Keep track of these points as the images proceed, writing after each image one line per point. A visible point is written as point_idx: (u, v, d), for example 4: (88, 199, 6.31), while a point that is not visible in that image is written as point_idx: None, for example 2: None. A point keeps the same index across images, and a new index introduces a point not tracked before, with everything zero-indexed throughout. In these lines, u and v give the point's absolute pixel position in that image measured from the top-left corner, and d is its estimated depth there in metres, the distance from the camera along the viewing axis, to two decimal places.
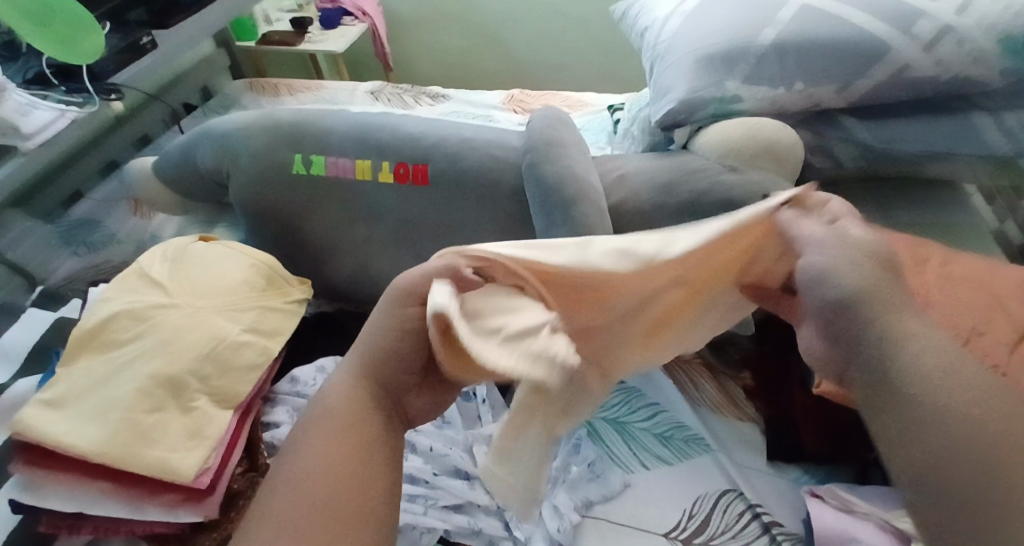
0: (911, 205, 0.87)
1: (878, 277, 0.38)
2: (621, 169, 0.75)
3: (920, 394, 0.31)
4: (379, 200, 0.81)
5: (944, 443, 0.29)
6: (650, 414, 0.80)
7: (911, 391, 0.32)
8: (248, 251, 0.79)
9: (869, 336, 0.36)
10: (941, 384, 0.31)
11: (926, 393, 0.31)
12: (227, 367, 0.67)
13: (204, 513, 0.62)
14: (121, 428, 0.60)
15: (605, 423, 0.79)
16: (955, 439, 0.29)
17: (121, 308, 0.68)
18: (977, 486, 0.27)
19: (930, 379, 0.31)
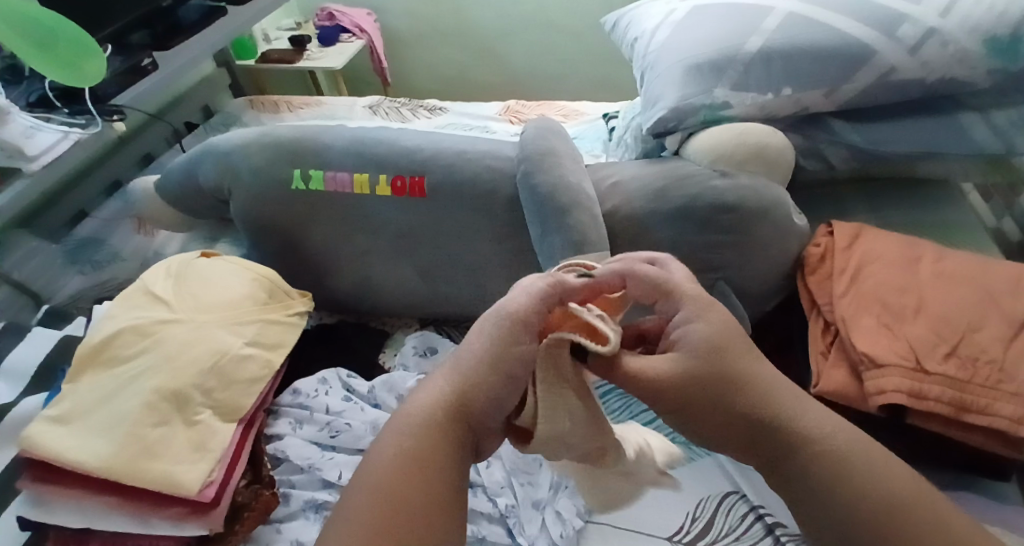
0: (904, 205, 0.87)
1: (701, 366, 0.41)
2: (614, 177, 0.76)
3: (813, 465, 0.38)
4: (378, 211, 0.83)
5: (852, 507, 0.35)
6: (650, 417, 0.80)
7: (804, 462, 0.38)
8: (249, 265, 0.80)
9: (755, 421, 0.40)
10: (824, 444, 0.38)
11: (813, 463, 0.38)
12: (230, 380, 0.68)
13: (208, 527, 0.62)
14: (127, 443, 0.61)
15: None
16: (841, 487, 0.36)
17: (125, 324, 0.69)
18: (874, 532, 0.35)
19: (824, 444, 0.38)
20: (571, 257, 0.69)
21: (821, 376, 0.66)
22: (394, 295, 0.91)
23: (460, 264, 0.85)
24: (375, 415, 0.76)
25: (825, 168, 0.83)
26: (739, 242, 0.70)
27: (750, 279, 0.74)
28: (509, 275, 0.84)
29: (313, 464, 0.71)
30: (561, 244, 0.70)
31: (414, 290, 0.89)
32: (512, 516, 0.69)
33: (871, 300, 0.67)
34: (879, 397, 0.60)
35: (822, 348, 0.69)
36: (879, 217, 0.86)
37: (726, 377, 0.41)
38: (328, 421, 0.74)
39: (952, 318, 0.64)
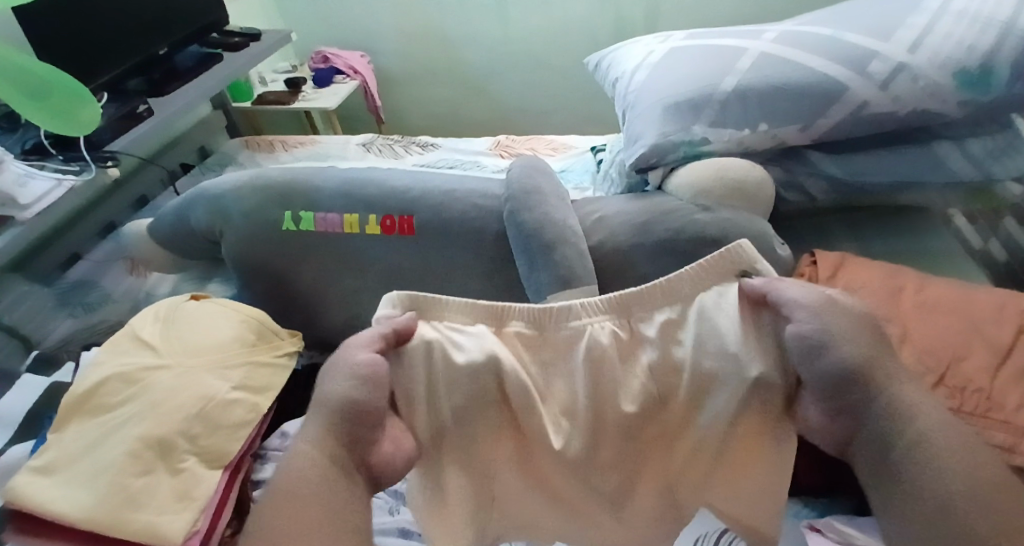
0: (888, 232, 0.88)
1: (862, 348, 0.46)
2: (599, 212, 0.77)
3: (930, 435, 0.41)
4: (367, 250, 0.83)
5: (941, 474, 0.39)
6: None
7: (919, 430, 0.42)
8: (239, 307, 0.81)
9: (869, 388, 0.45)
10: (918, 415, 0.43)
11: (925, 435, 0.41)
12: (216, 426, 0.68)
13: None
14: (111, 493, 0.60)
15: None
16: (938, 451, 0.40)
17: (111, 371, 0.69)
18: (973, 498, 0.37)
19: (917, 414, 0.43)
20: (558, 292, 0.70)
21: None
22: None
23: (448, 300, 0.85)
24: None
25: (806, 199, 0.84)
26: None
27: None
28: None
29: None
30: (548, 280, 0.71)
31: None
32: None
33: None
34: None
35: None
36: (863, 246, 0.87)
37: (876, 359, 0.46)
38: None
39: (938, 346, 0.64)
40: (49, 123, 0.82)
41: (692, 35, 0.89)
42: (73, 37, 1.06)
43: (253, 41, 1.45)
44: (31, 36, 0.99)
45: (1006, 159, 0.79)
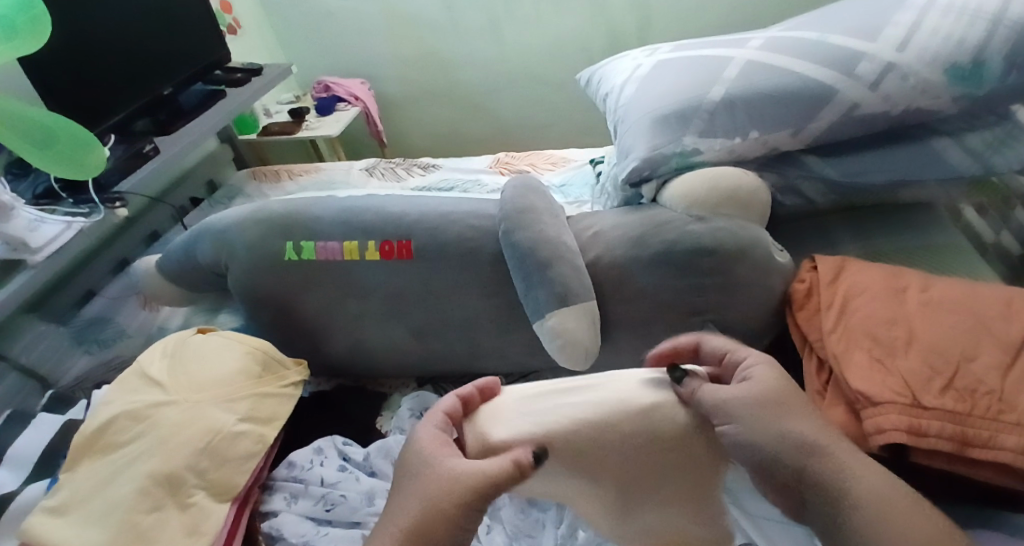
0: (891, 229, 0.87)
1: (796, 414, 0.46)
2: (594, 227, 0.77)
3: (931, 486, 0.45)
4: (367, 276, 0.84)
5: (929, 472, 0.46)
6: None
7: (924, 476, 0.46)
8: (244, 338, 0.82)
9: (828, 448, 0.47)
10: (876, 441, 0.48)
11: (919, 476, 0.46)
12: (223, 459, 0.70)
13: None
14: (122, 530, 0.62)
15: None
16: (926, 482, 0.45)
17: (120, 409, 0.71)
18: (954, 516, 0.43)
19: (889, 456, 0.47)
20: (557, 310, 0.70)
21: (819, 416, 0.66)
22: (387, 354, 0.92)
23: (449, 321, 0.85)
24: (371, 484, 0.76)
25: (803, 202, 0.84)
26: (722, 284, 0.70)
27: (740, 317, 0.72)
28: (500, 329, 0.84)
29: (309, 541, 0.70)
30: (546, 298, 0.71)
31: (408, 350, 0.90)
32: None
33: (860, 334, 0.66)
34: (879, 436, 0.59)
35: (818, 387, 0.68)
36: (867, 246, 0.85)
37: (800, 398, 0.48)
38: (323, 494, 0.74)
39: (944, 348, 0.62)
40: (50, 167, 0.85)
41: (679, 47, 0.89)
42: (79, 83, 1.09)
43: (254, 75, 1.49)
44: (37, 82, 1.01)
45: (1006, 150, 0.77)
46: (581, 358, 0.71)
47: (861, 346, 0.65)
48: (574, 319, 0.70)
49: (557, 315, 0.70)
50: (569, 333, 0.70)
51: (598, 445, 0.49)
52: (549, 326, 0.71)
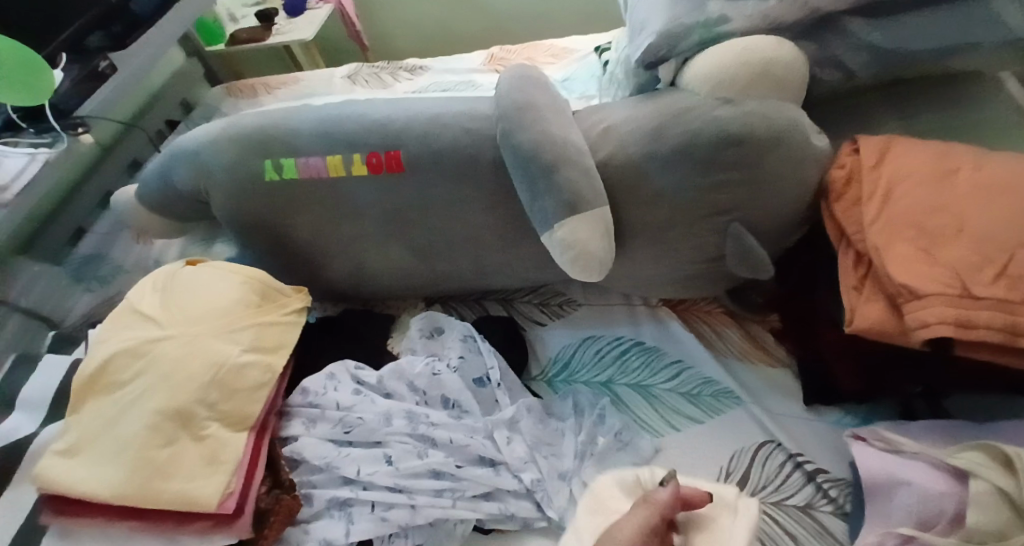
0: (935, 106, 0.78)
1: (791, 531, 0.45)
2: (604, 122, 0.69)
3: None
4: (358, 194, 0.78)
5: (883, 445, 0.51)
6: (641, 373, 0.80)
7: None
8: (238, 268, 0.78)
9: None
10: None
11: None
12: (233, 390, 0.68)
13: (236, 535, 0.63)
14: (138, 466, 0.62)
15: (666, 393, 0.78)
16: None
17: (117, 348, 0.68)
18: None
19: None
20: (565, 219, 0.64)
21: (855, 312, 0.61)
22: (390, 276, 0.87)
23: (453, 238, 0.80)
24: (387, 406, 0.73)
25: (843, 75, 0.74)
26: (750, 177, 0.63)
27: (768, 211, 0.66)
28: (509, 243, 0.79)
29: (331, 463, 0.69)
30: (553, 206, 0.64)
31: (410, 270, 0.86)
32: (539, 490, 0.70)
33: (904, 224, 0.60)
34: (922, 332, 0.55)
35: (854, 282, 0.63)
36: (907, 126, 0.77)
37: None
38: (340, 417, 0.72)
39: (998, 234, 0.56)
40: (7, 92, 0.77)
41: None
42: None
43: None
44: None
45: None
46: (595, 268, 0.67)
47: (903, 239, 0.60)
48: (586, 226, 0.64)
49: (565, 224, 0.64)
50: (581, 243, 0.64)
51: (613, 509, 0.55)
52: (558, 237, 0.65)
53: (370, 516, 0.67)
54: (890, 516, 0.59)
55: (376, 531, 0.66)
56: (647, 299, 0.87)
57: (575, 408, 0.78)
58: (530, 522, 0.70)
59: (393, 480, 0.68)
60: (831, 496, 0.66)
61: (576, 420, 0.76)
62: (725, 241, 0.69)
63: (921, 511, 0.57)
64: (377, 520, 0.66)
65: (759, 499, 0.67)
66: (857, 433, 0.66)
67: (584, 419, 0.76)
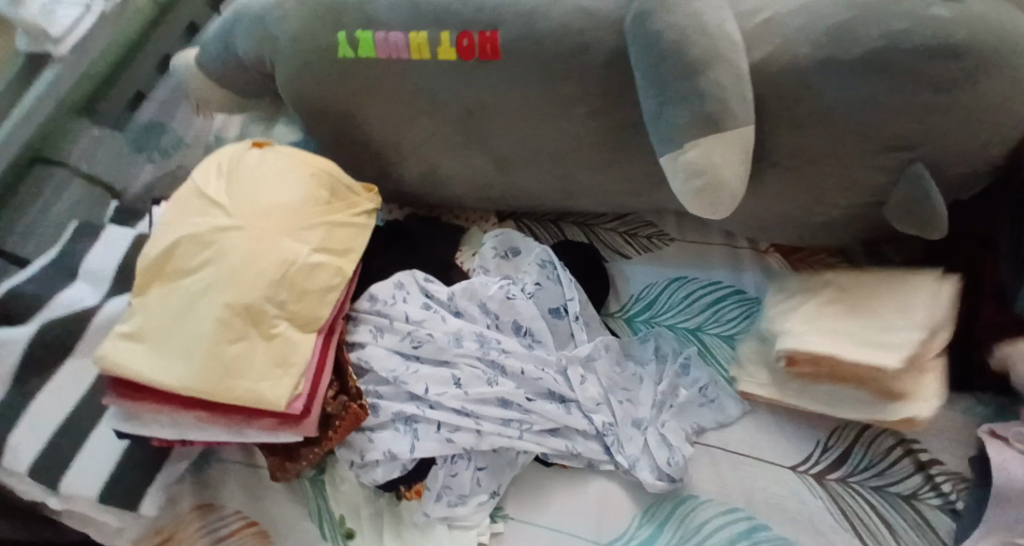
0: None
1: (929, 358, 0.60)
2: (768, 10, 0.57)
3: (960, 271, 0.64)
4: (442, 84, 0.67)
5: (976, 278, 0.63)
6: (736, 324, 0.72)
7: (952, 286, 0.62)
8: (307, 158, 0.71)
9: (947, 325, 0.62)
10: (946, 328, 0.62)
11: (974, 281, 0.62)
12: (303, 291, 0.64)
13: (303, 434, 0.62)
14: (208, 360, 0.59)
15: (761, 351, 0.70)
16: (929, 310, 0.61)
17: (184, 232, 0.64)
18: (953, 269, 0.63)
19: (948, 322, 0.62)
20: (700, 139, 0.54)
21: None
22: (467, 186, 0.78)
23: (543, 149, 0.69)
24: (458, 325, 0.68)
25: None
26: (953, 103, 0.51)
27: (962, 149, 0.54)
28: (608, 163, 0.68)
29: (398, 378, 0.66)
30: (687, 120, 0.54)
31: (488, 179, 0.76)
32: (610, 434, 0.65)
33: None
34: None
35: None
36: None
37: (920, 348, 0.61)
38: (409, 331, 0.68)
39: None
40: None
41: None
42: None
43: None
44: None
45: None
46: (722, 205, 0.58)
47: None
48: (723, 147, 0.55)
49: (696, 145, 0.55)
50: (713, 169, 0.55)
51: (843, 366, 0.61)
52: (685, 160, 0.56)
53: (436, 436, 0.64)
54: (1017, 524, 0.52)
55: (441, 451, 0.64)
56: (754, 242, 0.76)
57: (657, 352, 0.71)
58: (594, 462, 0.67)
59: (461, 404, 0.65)
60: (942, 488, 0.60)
61: (657, 367, 0.70)
62: (898, 183, 0.58)
63: None
64: (443, 441, 0.64)
65: (855, 481, 0.63)
66: (996, 431, 0.58)
67: (666, 366, 0.70)
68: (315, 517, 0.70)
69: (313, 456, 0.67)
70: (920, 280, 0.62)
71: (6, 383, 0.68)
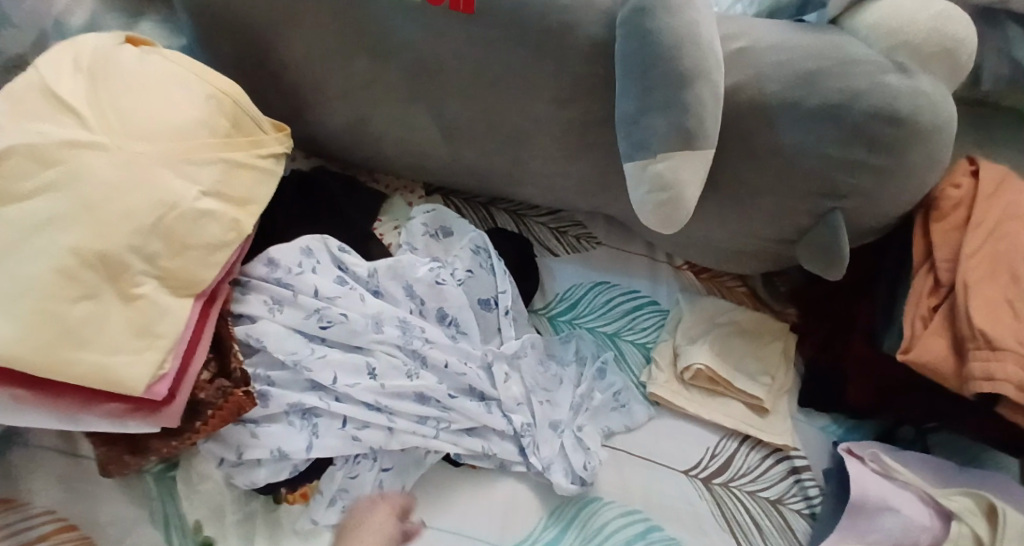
0: None
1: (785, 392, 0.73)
2: (743, 40, 0.55)
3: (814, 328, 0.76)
4: (395, 25, 0.56)
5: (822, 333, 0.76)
6: (651, 333, 0.73)
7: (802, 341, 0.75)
8: (204, 73, 0.56)
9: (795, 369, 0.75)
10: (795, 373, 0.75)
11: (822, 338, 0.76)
12: (183, 245, 0.50)
13: (161, 425, 0.50)
14: (37, 321, 0.43)
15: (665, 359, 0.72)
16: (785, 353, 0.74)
17: (14, 139, 0.46)
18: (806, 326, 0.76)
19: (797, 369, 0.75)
20: (674, 153, 0.52)
21: (914, 342, 0.59)
22: (398, 146, 0.70)
23: (496, 126, 0.63)
24: (378, 308, 0.60)
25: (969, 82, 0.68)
26: (884, 165, 0.55)
27: (874, 207, 0.60)
28: (561, 155, 0.65)
29: (300, 363, 0.56)
30: (663, 131, 0.51)
31: (425, 146, 0.68)
32: (527, 436, 0.62)
33: (1002, 267, 0.57)
34: (982, 383, 0.54)
35: (924, 312, 0.60)
36: None
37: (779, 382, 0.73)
38: (318, 308, 0.58)
39: None
40: None
41: None
42: None
43: None
44: None
45: None
46: (671, 221, 0.57)
47: (999, 289, 0.56)
48: (689, 165, 0.53)
49: (669, 158, 0.53)
50: (678, 187, 0.54)
51: (723, 387, 0.71)
52: (653, 171, 0.54)
53: (339, 433, 0.56)
54: (867, 534, 0.60)
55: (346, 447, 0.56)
56: (671, 258, 0.78)
57: (577, 355, 0.70)
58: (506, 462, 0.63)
59: (374, 397, 0.57)
60: (806, 492, 0.67)
61: (576, 369, 0.69)
62: (816, 226, 0.63)
63: (901, 537, 0.59)
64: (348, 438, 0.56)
65: (736, 485, 0.67)
66: (853, 449, 0.66)
67: (584, 369, 0.69)
68: (159, 522, 0.57)
69: (166, 451, 0.54)
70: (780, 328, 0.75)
71: None
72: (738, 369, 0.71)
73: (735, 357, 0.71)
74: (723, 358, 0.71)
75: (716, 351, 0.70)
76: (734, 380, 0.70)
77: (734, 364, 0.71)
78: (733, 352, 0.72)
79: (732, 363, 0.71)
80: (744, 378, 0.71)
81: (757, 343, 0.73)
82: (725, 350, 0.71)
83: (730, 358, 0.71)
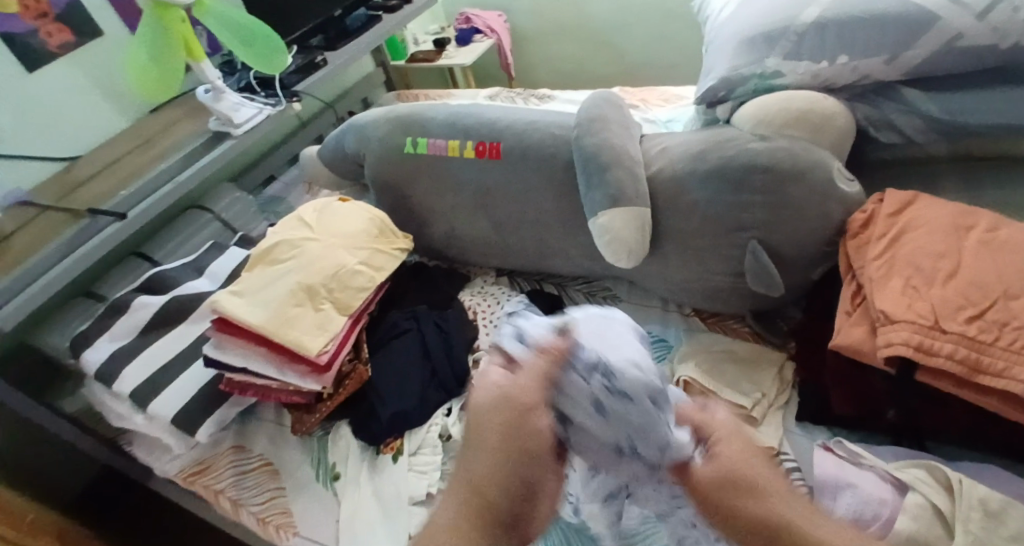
0: (1006, 184, 0.83)
1: (777, 409, 0.81)
2: (662, 145, 0.87)
3: None
4: (462, 172, 1.00)
5: None
6: (657, 362, 0.91)
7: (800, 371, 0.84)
8: (370, 208, 1.05)
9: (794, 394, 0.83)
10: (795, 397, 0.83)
11: None
12: (346, 286, 0.92)
13: (322, 383, 0.86)
14: (276, 313, 0.86)
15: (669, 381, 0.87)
16: (777, 377, 0.84)
17: (281, 237, 0.96)
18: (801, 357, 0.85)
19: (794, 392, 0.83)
20: (608, 209, 0.81)
21: (840, 332, 0.70)
22: (474, 244, 1.08)
23: (526, 218, 0.98)
24: None
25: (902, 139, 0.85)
26: (772, 201, 0.76)
27: (797, 235, 0.77)
28: (572, 231, 0.96)
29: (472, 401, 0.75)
30: (601, 199, 0.81)
31: (488, 240, 1.06)
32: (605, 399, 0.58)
33: (904, 264, 0.69)
34: (884, 349, 0.63)
35: (846, 307, 0.72)
36: (975, 198, 0.83)
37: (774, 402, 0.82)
38: None
39: (987, 282, 0.63)
40: (249, 52, 1.15)
41: None
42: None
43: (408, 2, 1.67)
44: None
45: None
46: (623, 254, 0.82)
47: (898, 273, 0.68)
48: (627, 216, 0.80)
49: (607, 213, 0.81)
50: (615, 231, 0.80)
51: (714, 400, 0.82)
52: (598, 225, 0.82)
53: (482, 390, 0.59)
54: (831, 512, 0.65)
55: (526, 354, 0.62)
56: (681, 307, 0.98)
57: None
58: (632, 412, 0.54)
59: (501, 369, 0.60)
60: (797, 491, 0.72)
61: None
62: (745, 256, 0.80)
63: (860, 510, 0.63)
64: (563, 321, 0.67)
65: None
66: (828, 445, 0.72)
67: None
68: (313, 466, 0.88)
69: (324, 409, 0.89)
70: (774, 357, 0.86)
71: (136, 332, 0.96)
72: (727, 383, 0.82)
73: (724, 375, 0.84)
74: (711, 374, 0.84)
75: (703, 369, 0.85)
76: (721, 392, 0.82)
77: (721, 380, 0.83)
78: (722, 372, 0.84)
79: (720, 380, 0.83)
80: (731, 392, 0.81)
81: (748, 366, 0.85)
82: (716, 370, 0.84)
83: (719, 376, 0.84)
